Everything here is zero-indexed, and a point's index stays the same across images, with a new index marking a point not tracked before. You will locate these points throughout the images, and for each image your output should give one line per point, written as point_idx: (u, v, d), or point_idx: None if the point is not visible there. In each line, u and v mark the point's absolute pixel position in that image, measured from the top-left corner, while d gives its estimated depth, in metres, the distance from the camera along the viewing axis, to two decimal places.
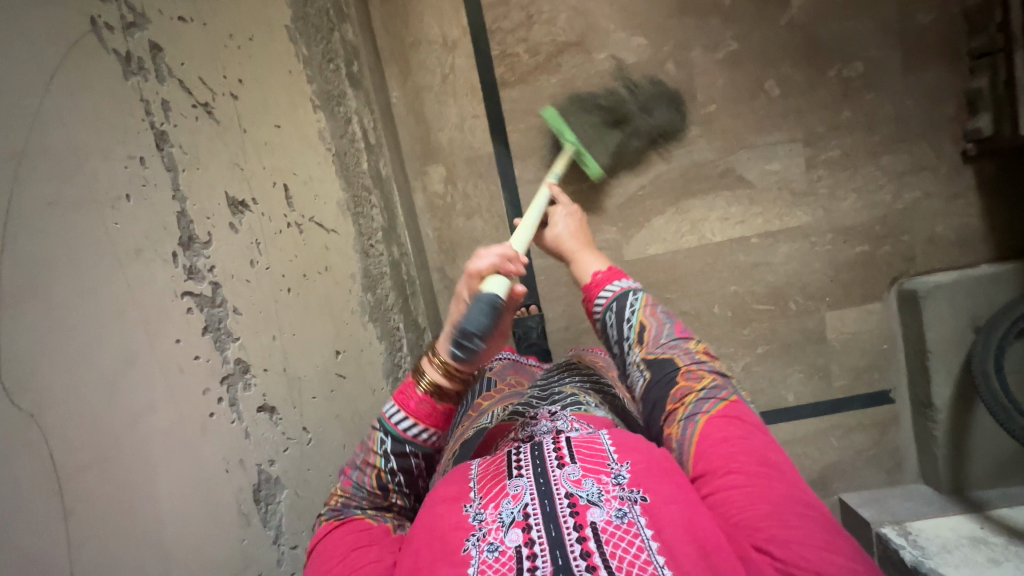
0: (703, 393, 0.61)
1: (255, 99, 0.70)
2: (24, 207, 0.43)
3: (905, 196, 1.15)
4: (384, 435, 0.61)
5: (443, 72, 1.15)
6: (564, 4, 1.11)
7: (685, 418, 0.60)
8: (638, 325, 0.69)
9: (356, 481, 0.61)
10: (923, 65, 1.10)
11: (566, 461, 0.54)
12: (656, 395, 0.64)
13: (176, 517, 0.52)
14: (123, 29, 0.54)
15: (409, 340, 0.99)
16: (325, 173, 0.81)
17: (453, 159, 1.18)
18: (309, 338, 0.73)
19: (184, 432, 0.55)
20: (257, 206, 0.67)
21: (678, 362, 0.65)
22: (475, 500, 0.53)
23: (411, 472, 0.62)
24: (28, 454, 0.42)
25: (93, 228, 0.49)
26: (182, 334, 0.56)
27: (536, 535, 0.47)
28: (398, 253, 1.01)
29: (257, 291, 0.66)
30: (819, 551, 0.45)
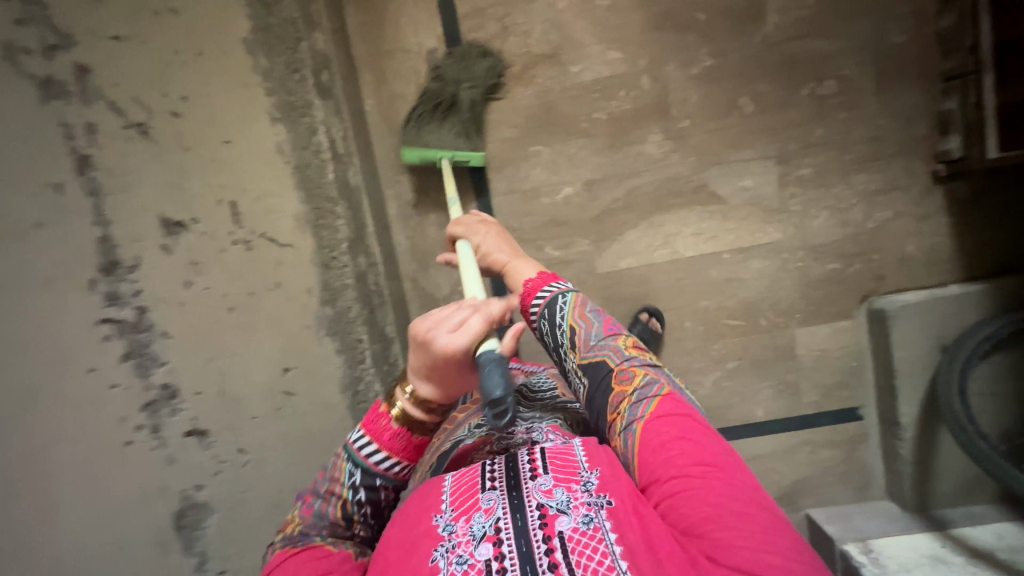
0: (635, 396, 0.59)
1: (199, 125, 0.78)
2: None
3: (877, 215, 1.15)
4: (353, 466, 0.61)
5: (417, 81, 1.15)
6: (539, 16, 1.11)
7: (624, 426, 0.59)
8: (569, 330, 0.68)
9: (319, 511, 0.61)
10: (897, 85, 1.10)
11: (539, 471, 0.56)
12: (598, 403, 0.63)
13: (74, 520, 0.65)
14: (43, 51, 0.67)
15: (374, 352, 0.99)
16: (283, 190, 0.85)
17: (427, 169, 1.18)
18: (252, 359, 0.81)
19: (97, 452, 0.67)
20: (195, 226, 0.77)
21: (609, 364, 0.64)
22: (447, 513, 0.55)
23: (377, 502, 0.63)
24: None
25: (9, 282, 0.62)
26: (97, 362, 0.68)
27: (507, 550, 0.49)
28: (364, 264, 1.01)
29: (193, 317, 0.76)
30: (757, 551, 0.44)
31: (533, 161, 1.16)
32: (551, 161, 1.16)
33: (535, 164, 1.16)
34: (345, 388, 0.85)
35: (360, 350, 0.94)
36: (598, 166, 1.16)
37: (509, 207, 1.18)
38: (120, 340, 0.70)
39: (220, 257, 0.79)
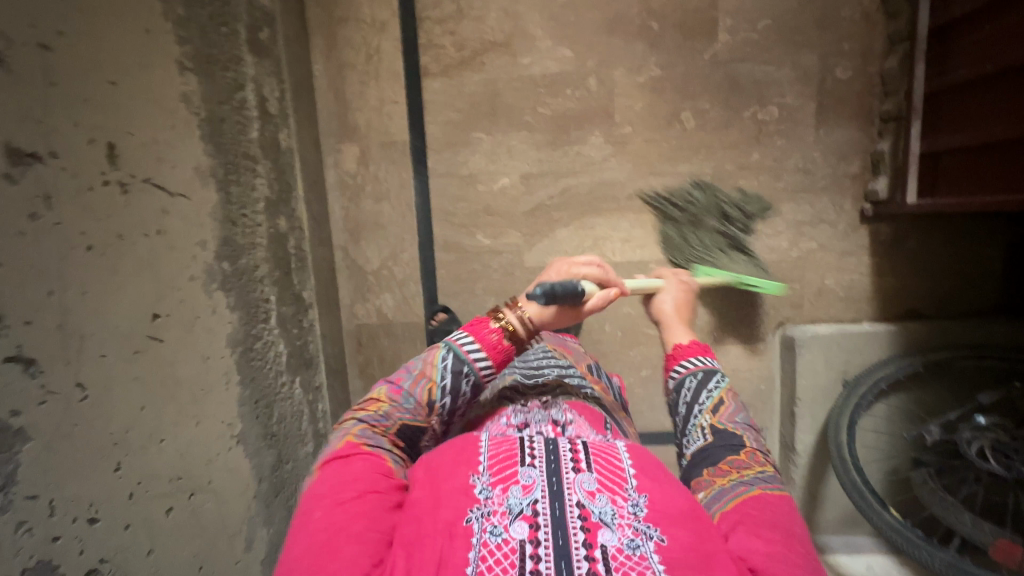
0: (763, 474, 0.58)
1: (79, 44, 0.60)
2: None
3: (801, 245, 1.17)
4: (448, 352, 0.64)
5: (368, 52, 1.15)
6: (494, 3, 1.12)
7: (739, 480, 0.57)
8: (717, 398, 0.67)
9: (406, 393, 0.63)
10: (835, 120, 1.12)
11: (581, 466, 0.56)
12: (709, 454, 0.62)
13: None
14: None
15: (282, 314, 1.00)
16: (183, 140, 0.74)
17: (368, 141, 1.19)
18: (101, 319, 0.59)
19: None
20: (57, 160, 0.56)
21: (744, 440, 0.62)
22: (483, 476, 0.55)
23: (456, 397, 0.64)
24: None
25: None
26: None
27: (543, 537, 0.49)
28: (284, 226, 1.02)
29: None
30: None
31: (472, 147, 1.17)
32: (491, 150, 1.17)
33: (475, 151, 1.18)
34: (237, 342, 0.85)
35: (264, 309, 0.93)
36: (536, 161, 1.17)
37: (445, 190, 1.19)
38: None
39: (81, 196, 0.58)
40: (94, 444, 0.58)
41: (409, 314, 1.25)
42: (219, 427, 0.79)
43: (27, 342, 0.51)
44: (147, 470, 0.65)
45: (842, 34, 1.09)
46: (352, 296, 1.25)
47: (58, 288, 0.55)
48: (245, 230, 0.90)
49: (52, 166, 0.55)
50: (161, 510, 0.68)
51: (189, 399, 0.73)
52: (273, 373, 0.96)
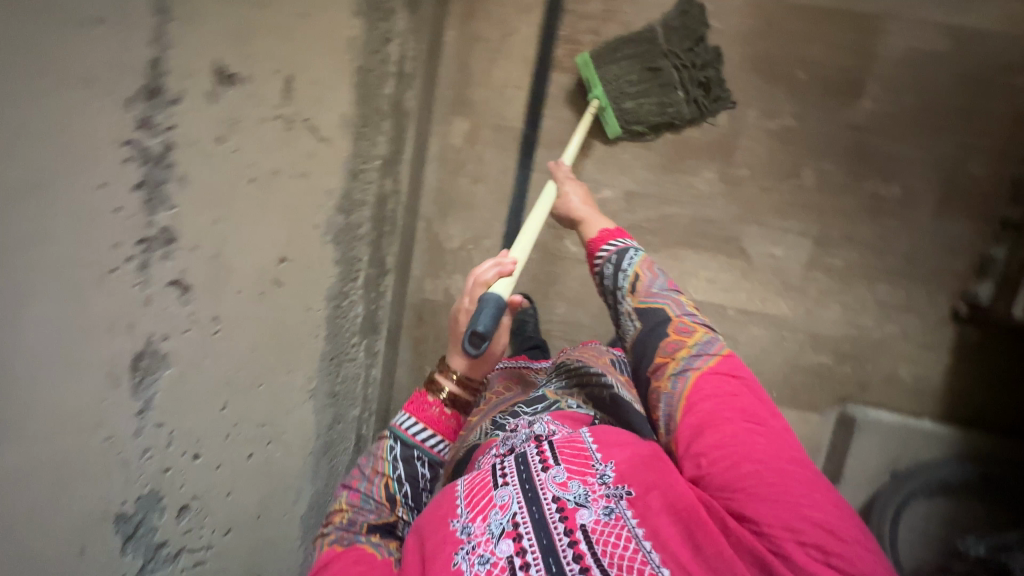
0: (695, 349, 0.59)
1: None
2: (183, 146, 0.45)
3: (885, 327, 1.15)
4: (394, 441, 0.69)
5: (504, 31, 1.12)
6: (645, 13, 1.08)
7: (676, 372, 0.58)
8: (633, 275, 0.69)
9: (363, 495, 0.68)
10: (954, 213, 1.09)
11: (549, 464, 0.59)
12: (645, 348, 0.63)
13: (31, 459, 0.38)
14: None
15: (367, 275, 0.98)
16: (335, 82, 0.70)
17: (481, 119, 1.16)
18: (253, 242, 0.58)
19: (88, 326, 0.40)
20: (248, 84, 0.52)
21: (668, 312, 0.64)
22: (463, 516, 0.58)
23: (416, 482, 0.69)
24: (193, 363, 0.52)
25: (220, 159, 0.50)
26: (125, 202, 0.40)
27: (527, 543, 0.52)
28: (389, 187, 1.00)
29: (201, 192, 0.48)
30: (812, 508, 0.45)
31: (584, 152, 1.15)
32: (601, 158, 1.14)
33: (586, 156, 1.15)
34: (330, 297, 0.83)
35: (357, 267, 0.91)
36: (644, 180, 1.14)
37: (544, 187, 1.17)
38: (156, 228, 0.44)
39: (259, 126, 0.56)
40: (212, 378, 0.56)
41: None
42: (303, 379, 0.78)
43: (188, 268, 0.48)
44: (242, 414, 0.64)
45: (985, 129, 1.06)
46: (424, 269, 1.23)
47: (222, 218, 0.52)
48: (361, 185, 0.87)
49: (242, 87, 0.51)
50: (243, 455, 0.66)
51: (288, 344, 0.72)
52: (348, 333, 0.94)
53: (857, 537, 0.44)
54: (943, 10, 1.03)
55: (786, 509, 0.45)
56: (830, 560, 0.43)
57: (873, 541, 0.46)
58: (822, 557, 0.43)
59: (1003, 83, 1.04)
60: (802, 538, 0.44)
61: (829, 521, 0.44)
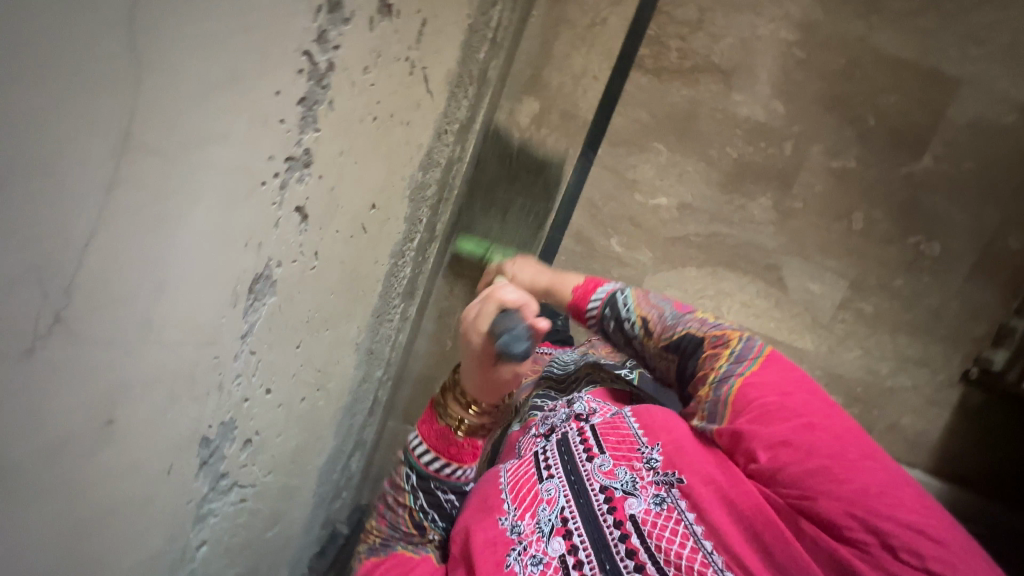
0: (735, 354, 0.61)
1: None
2: (341, 66, 0.43)
3: (898, 378, 1.19)
4: (410, 470, 0.77)
5: (593, 19, 1.11)
6: (735, 29, 1.08)
7: (719, 381, 0.60)
8: (640, 319, 0.71)
9: (391, 522, 0.78)
10: (985, 280, 1.14)
11: (594, 453, 0.65)
12: (688, 371, 0.67)
13: (158, 370, 0.36)
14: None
15: (421, 239, 0.96)
16: (451, 35, 0.68)
17: (552, 103, 1.14)
18: (358, 183, 0.56)
19: (231, 238, 0.37)
20: (396, 19, 0.50)
21: (699, 334, 0.66)
22: (510, 513, 0.65)
23: (442, 508, 0.76)
24: (288, 298, 0.50)
25: (361, 90, 0.48)
26: (287, 114, 0.38)
27: (577, 539, 0.58)
28: (458, 154, 0.97)
29: (338, 123, 0.46)
30: (891, 506, 0.45)
31: (648, 156, 1.14)
32: (664, 165, 1.14)
33: (648, 161, 1.15)
34: (393, 254, 0.81)
35: (417, 230, 0.89)
36: (701, 195, 1.15)
37: (600, 183, 1.17)
38: (302, 151, 0.42)
39: (392, 64, 0.53)
40: (297, 317, 0.54)
41: None
42: (354, 333, 0.77)
43: (312, 196, 0.47)
44: (308, 357, 0.62)
45: None
46: None
47: (345, 151, 0.50)
48: (440, 147, 0.85)
49: (391, 19, 0.49)
50: (298, 398, 0.64)
51: (355, 295, 0.70)
52: (395, 294, 0.92)
53: (948, 535, 0.44)
54: (1017, 85, 1.06)
55: (863, 510, 0.46)
56: (926, 564, 0.43)
57: (965, 535, 0.45)
58: (917, 561, 0.43)
59: None
60: (890, 542, 0.44)
61: (918, 522, 0.44)
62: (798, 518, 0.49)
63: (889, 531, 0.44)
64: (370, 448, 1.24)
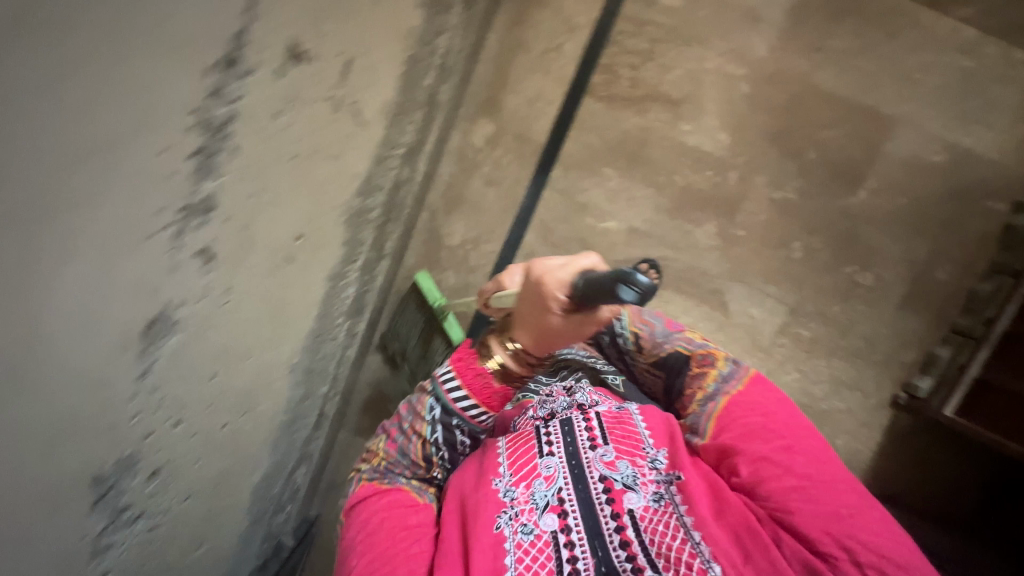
0: (722, 376, 0.70)
1: None
2: (244, 119, 0.44)
3: (832, 400, 1.24)
4: (434, 402, 0.74)
5: (548, 45, 1.12)
6: (685, 61, 1.11)
7: (705, 399, 0.70)
8: (632, 334, 0.81)
9: (400, 448, 0.77)
10: (915, 310, 1.19)
11: (598, 442, 0.67)
12: (676, 387, 0.76)
13: (40, 421, 0.37)
14: None
15: (367, 258, 0.97)
16: (385, 63, 0.68)
17: (506, 125, 1.16)
18: (278, 217, 0.57)
19: (117, 289, 0.38)
20: (312, 65, 0.51)
21: (685, 353, 0.75)
22: (505, 477, 0.67)
23: (453, 447, 0.76)
24: (198, 334, 0.51)
25: (274, 136, 0.49)
26: (178, 168, 0.39)
27: (573, 522, 0.60)
28: (406, 176, 0.98)
29: (247, 168, 0.47)
30: (861, 525, 0.55)
31: (598, 181, 1.17)
32: (614, 190, 1.17)
33: (599, 185, 1.17)
34: (331, 276, 0.82)
35: (360, 252, 0.90)
36: (650, 220, 1.18)
37: (552, 206, 1.18)
38: (198, 200, 0.43)
39: (310, 105, 0.54)
40: (210, 350, 0.55)
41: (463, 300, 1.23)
42: (286, 355, 0.77)
43: (218, 238, 0.47)
44: (228, 385, 0.62)
45: (957, 242, 1.15)
46: (418, 260, 1.23)
47: (260, 191, 0.51)
48: (383, 172, 0.86)
49: (307, 68, 0.50)
50: (218, 425, 0.64)
51: (283, 320, 0.70)
52: (336, 313, 0.93)
53: (901, 552, 0.54)
54: (947, 127, 1.11)
55: (837, 527, 0.55)
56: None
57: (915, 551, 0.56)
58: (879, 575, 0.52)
59: (980, 205, 1.13)
60: (858, 558, 0.53)
61: (880, 543, 0.54)
62: (777, 528, 0.56)
63: (858, 549, 0.54)
64: (320, 460, 1.24)
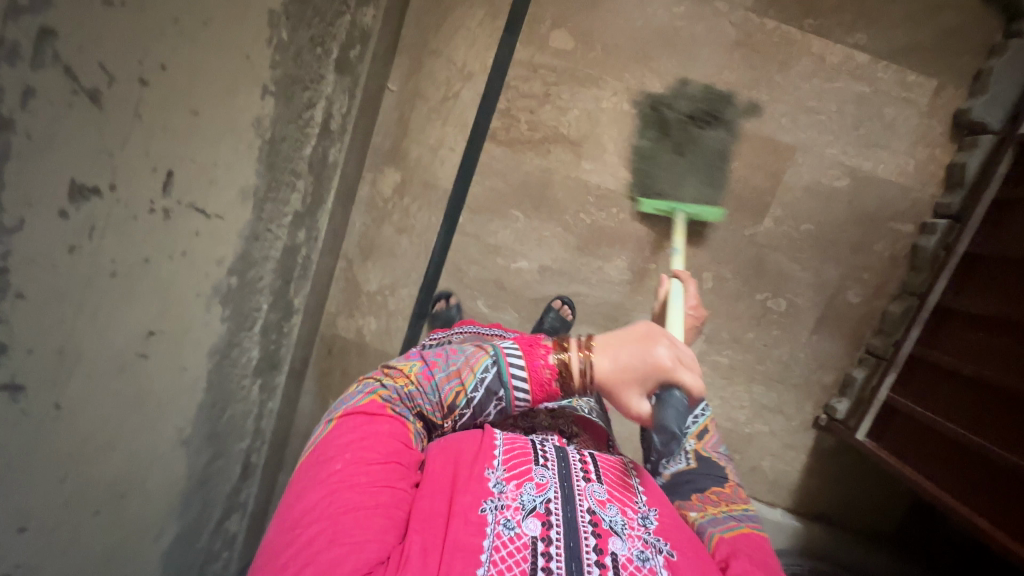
0: (752, 512, 0.69)
1: (178, 84, 0.57)
2: (19, 268, 0.47)
3: (755, 424, 1.24)
4: (492, 363, 0.64)
5: (446, 93, 1.15)
6: (580, 102, 1.13)
7: (732, 514, 0.67)
8: (701, 426, 0.77)
9: (435, 383, 0.66)
10: (829, 333, 1.19)
11: (592, 478, 0.62)
12: (698, 483, 0.72)
13: None
14: (20, 98, 0.43)
15: (267, 320, 0.99)
16: (235, 160, 0.70)
17: (412, 173, 1.18)
18: (112, 322, 0.60)
19: None
20: (113, 193, 0.54)
21: (727, 473, 0.73)
22: (498, 470, 0.60)
23: (479, 411, 0.66)
24: (24, 454, 0.55)
25: (76, 265, 0.53)
26: None
27: (554, 538, 0.54)
28: (301, 237, 1.01)
29: (38, 310, 0.51)
30: None
31: (507, 223, 1.18)
32: (522, 231, 1.19)
33: (508, 226, 1.19)
34: (213, 351, 0.84)
35: (253, 318, 0.92)
36: (559, 258, 1.19)
37: (463, 248, 1.20)
38: None
39: (126, 224, 0.57)
40: (51, 456, 0.58)
41: (385, 343, 1.26)
42: (170, 434, 0.79)
43: (23, 371, 0.51)
44: (89, 478, 0.65)
45: (866, 264, 1.15)
46: (339, 307, 1.25)
47: (71, 314, 0.55)
48: (265, 243, 0.87)
49: (109, 198, 0.54)
50: (85, 514, 0.67)
51: (153, 407, 0.72)
52: (238, 376, 0.95)
53: None
54: (846, 152, 1.11)
55: None
56: None
57: None
58: None
59: (887, 227, 1.13)
60: None
61: None
62: None
63: None
64: (256, 508, 1.26)
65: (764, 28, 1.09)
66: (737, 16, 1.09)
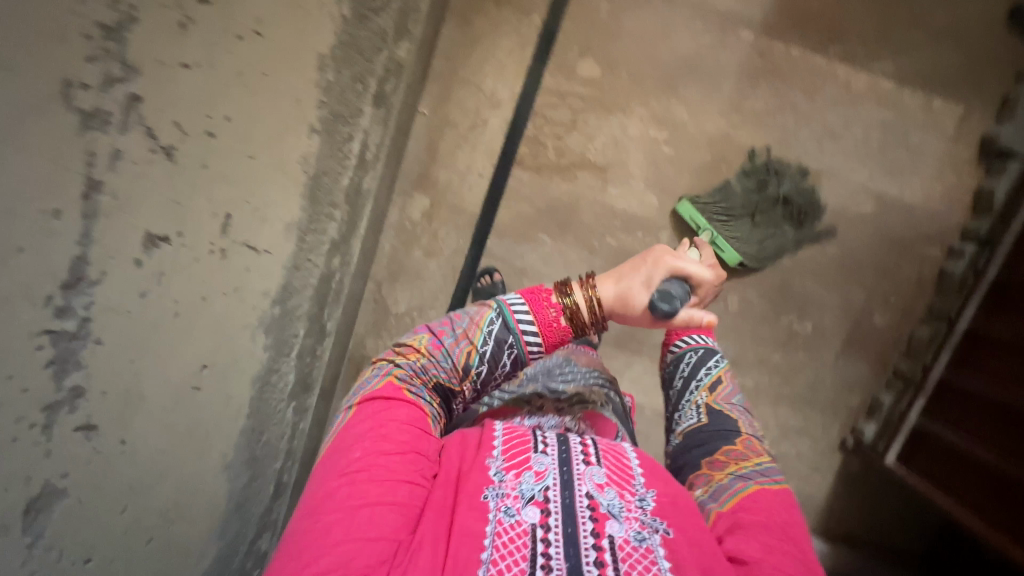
0: (758, 466, 0.67)
1: (239, 135, 0.60)
2: (98, 316, 0.51)
3: (782, 446, 1.23)
4: (498, 314, 0.67)
5: (474, 121, 1.17)
6: (607, 129, 1.15)
7: (736, 475, 0.65)
8: (714, 380, 0.85)
9: (445, 350, 0.68)
10: (856, 355, 1.19)
11: (591, 460, 0.60)
12: (706, 437, 0.74)
13: None
14: (109, 161, 0.46)
15: (303, 346, 1.01)
16: (283, 196, 0.72)
17: (441, 198, 1.20)
18: (174, 358, 0.62)
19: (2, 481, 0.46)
20: (180, 240, 0.57)
21: (738, 424, 0.76)
22: (498, 460, 0.59)
23: (495, 364, 0.67)
24: (91, 487, 0.57)
25: (143, 306, 0.55)
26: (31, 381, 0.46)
27: (552, 523, 0.53)
28: (336, 265, 1.03)
29: (113, 356, 0.54)
30: None
31: (534, 246, 1.20)
32: (549, 254, 1.20)
33: (535, 250, 1.20)
34: (257, 379, 0.84)
35: (292, 345, 0.93)
36: None
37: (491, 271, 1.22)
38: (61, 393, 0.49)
39: (191, 266, 0.60)
40: (116, 488, 0.61)
41: None
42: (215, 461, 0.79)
43: (98, 411, 0.54)
44: (148, 506, 0.67)
45: (893, 287, 1.16)
46: (368, 328, 1.27)
47: (140, 356, 0.57)
48: (304, 273, 0.89)
49: (175, 244, 0.57)
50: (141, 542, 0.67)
51: (205, 433, 0.73)
52: (278, 400, 0.97)
53: None
54: (872, 178, 1.12)
55: None
56: None
57: None
58: None
59: (913, 249, 1.14)
60: None
61: None
62: None
63: None
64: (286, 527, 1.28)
65: (788, 57, 1.11)
66: (760, 45, 1.11)
